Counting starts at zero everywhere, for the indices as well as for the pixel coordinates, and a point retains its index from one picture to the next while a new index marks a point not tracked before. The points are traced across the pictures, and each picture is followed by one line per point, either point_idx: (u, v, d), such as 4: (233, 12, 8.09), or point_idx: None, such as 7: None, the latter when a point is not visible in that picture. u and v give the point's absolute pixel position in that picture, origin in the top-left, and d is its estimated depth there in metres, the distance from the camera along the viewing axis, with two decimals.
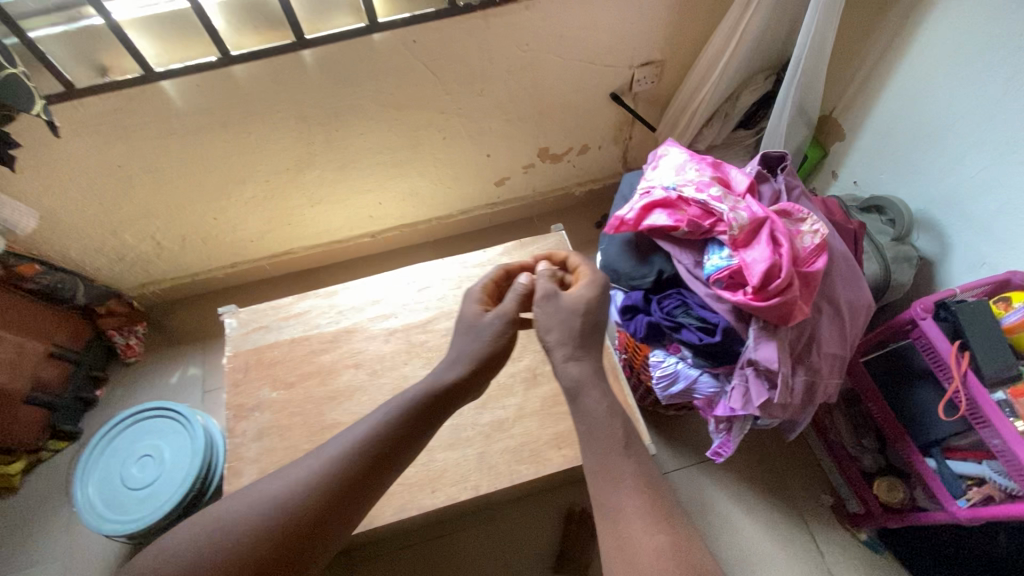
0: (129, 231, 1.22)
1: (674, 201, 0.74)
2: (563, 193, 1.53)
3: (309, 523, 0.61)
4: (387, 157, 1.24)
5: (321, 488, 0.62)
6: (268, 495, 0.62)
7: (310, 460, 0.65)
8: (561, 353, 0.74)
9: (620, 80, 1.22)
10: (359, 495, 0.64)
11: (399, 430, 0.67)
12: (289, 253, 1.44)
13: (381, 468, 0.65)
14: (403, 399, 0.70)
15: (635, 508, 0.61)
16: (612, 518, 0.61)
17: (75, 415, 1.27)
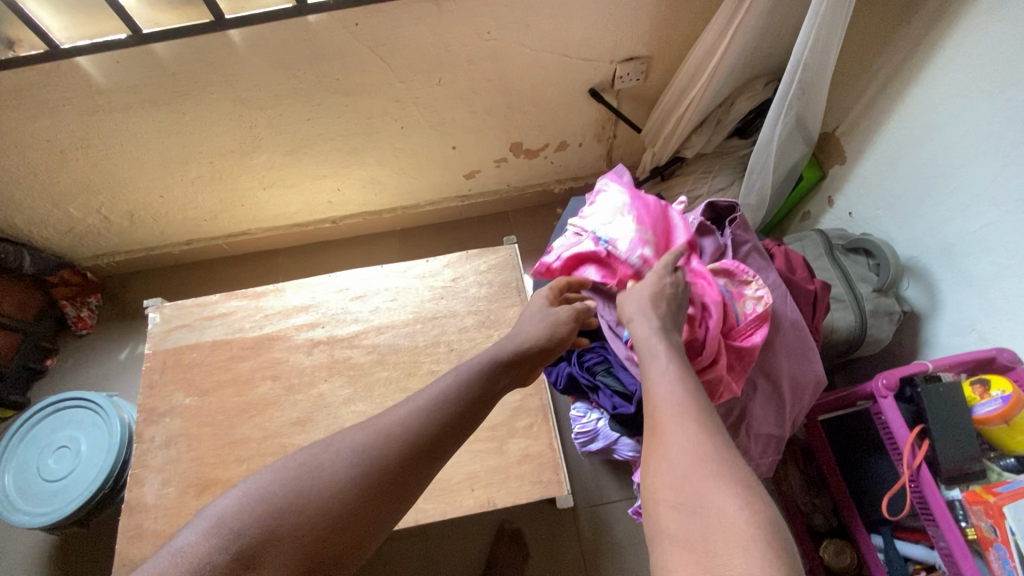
0: (72, 204, 1.17)
1: (604, 257, 0.70)
2: (540, 189, 1.42)
3: (350, 522, 0.49)
4: (340, 144, 1.14)
5: (359, 481, 0.50)
6: (293, 482, 0.50)
7: (347, 441, 0.53)
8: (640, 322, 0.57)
9: (601, 75, 1.09)
10: (405, 488, 0.52)
11: (451, 413, 0.56)
12: (246, 234, 1.38)
13: (429, 459, 0.54)
14: (451, 378, 0.58)
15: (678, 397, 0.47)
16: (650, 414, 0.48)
17: (22, 385, 1.28)
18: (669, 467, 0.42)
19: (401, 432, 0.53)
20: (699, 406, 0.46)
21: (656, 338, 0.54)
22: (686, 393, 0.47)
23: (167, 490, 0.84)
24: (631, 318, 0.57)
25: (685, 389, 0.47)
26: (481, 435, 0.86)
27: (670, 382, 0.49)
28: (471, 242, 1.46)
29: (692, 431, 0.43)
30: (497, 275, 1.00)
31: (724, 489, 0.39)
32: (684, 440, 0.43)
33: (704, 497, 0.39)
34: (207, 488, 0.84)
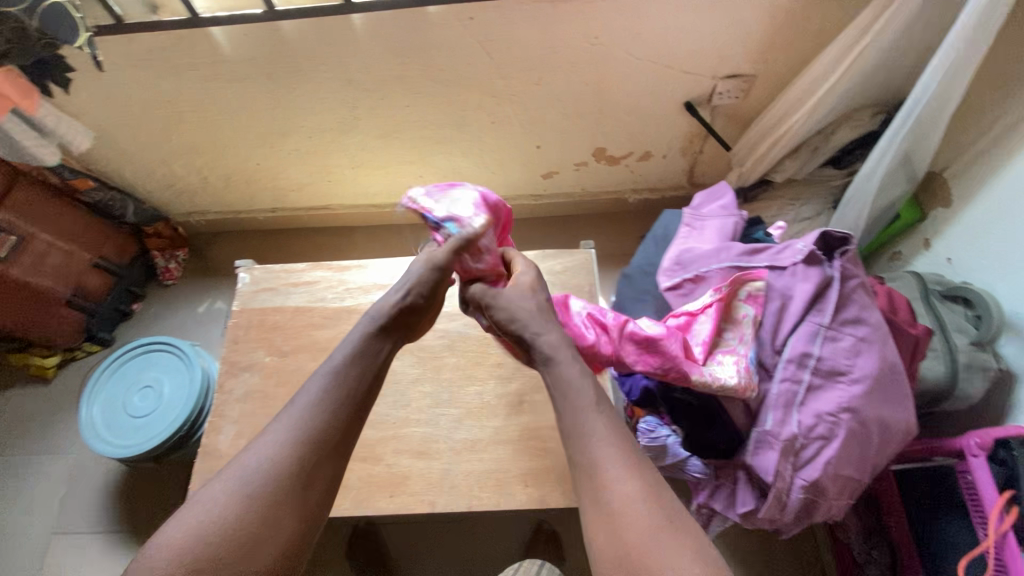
0: (177, 162, 1.25)
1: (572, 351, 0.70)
2: (614, 197, 1.41)
3: (271, 533, 0.56)
4: (430, 132, 1.18)
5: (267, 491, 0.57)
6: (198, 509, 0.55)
7: (235, 470, 0.58)
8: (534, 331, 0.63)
9: (700, 89, 1.08)
10: (300, 504, 0.58)
11: (322, 427, 0.61)
12: (327, 209, 1.44)
13: (331, 446, 0.61)
14: (319, 381, 0.64)
15: (618, 465, 0.53)
16: (594, 485, 0.53)
17: (111, 324, 1.38)
18: (632, 541, 0.50)
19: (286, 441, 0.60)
20: (634, 460, 0.54)
21: (580, 377, 0.59)
22: (624, 454, 0.54)
23: (241, 441, 0.89)
24: (537, 337, 0.62)
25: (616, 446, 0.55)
26: (540, 434, 0.87)
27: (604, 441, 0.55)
28: (539, 241, 1.47)
29: (641, 502, 0.51)
30: (571, 278, 0.99)
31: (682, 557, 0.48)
32: (636, 510, 0.51)
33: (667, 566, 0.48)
34: None
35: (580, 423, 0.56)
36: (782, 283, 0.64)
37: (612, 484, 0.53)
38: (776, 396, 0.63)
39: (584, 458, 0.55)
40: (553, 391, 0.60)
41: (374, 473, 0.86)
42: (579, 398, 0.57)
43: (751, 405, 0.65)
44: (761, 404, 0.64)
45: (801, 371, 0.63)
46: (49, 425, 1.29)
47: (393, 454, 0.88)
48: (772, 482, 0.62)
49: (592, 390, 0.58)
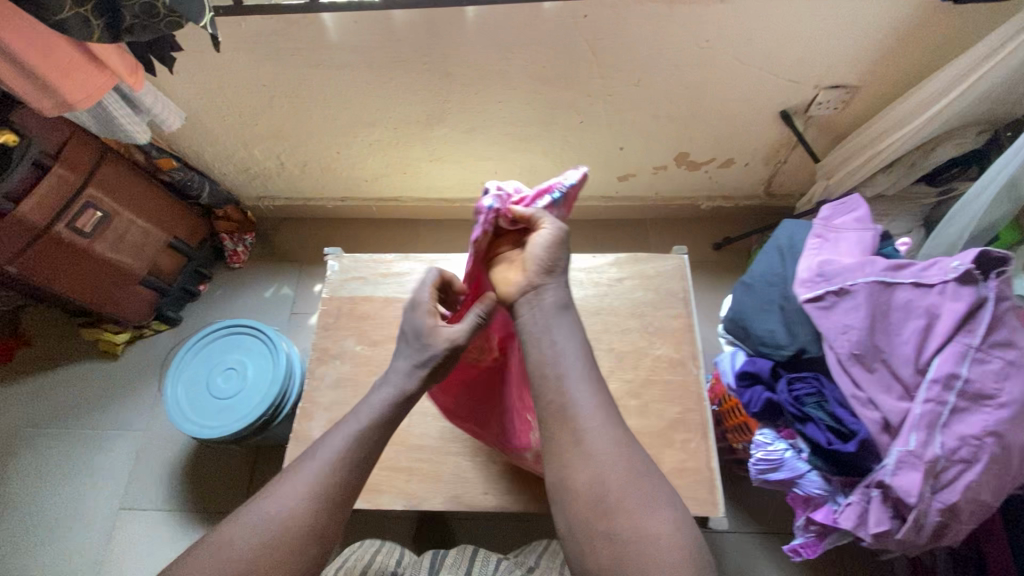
0: (258, 146, 1.25)
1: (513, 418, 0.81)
2: (686, 203, 1.40)
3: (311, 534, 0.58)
4: (516, 130, 1.17)
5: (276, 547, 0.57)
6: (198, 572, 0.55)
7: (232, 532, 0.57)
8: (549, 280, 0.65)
9: (800, 99, 1.06)
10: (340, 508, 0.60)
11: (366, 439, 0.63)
12: (396, 201, 1.44)
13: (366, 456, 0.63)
14: (357, 418, 0.64)
15: (603, 433, 0.58)
16: (581, 448, 0.57)
17: (179, 304, 1.39)
18: (607, 496, 0.55)
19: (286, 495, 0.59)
20: (613, 421, 0.59)
21: (577, 344, 0.63)
22: (608, 422, 0.59)
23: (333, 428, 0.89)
24: (553, 285, 0.65)
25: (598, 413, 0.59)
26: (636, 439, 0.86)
27: (587, 400, 0.59)
28: (605, 244, 1.47)
29: (624, 471, 0.56)
30: (664, 283, 0.98)
31: (663, 526, 0.54)
32: (619, 474, 0.56)
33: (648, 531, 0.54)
34: None
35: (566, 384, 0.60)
36: (930, 300, 0.63)
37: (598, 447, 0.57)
38: (919, 416, 0.60)
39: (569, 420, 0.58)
40: (547, 347, 0.62)
41: (468, 469, 0.86)
42: (570, 358, 0.61)
43: (891, 423, 0.63)
44: (902, 423, 0.62)
45: (948, 392, 0.60)
46: (117, 401, 1.30)
47: (487, 452, 0.87)
48: (914, 504, 0.60)
49: (581, 357, 0.62)
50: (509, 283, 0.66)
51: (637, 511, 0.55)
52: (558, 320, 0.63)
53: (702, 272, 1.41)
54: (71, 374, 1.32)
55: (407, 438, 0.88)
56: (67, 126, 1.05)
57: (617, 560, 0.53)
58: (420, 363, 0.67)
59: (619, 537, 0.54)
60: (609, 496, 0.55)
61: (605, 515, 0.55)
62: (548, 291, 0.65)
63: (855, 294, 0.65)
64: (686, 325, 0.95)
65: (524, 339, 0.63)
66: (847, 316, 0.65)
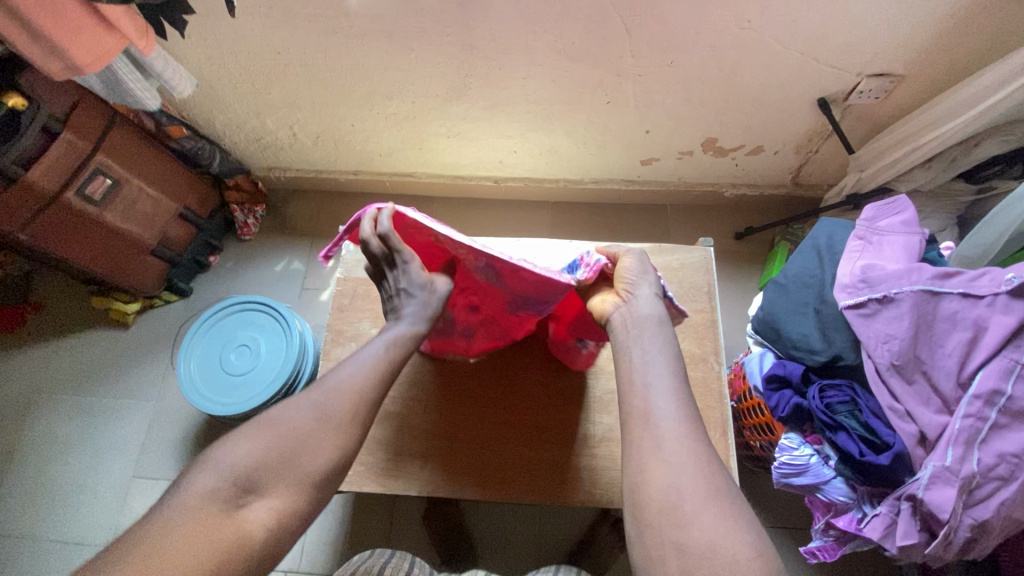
0: (271, 116, 1.20)
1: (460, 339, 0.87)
2: (709, 189, 1.36)
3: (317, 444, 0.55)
4: (538, 109, 1.12)
5: (289, 472, 0.54)
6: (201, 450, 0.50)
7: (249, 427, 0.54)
8: (647, 293, 0.68)
9: (840, 86, 1.00)
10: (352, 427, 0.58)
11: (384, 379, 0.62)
12: (411, 176, 1.40)
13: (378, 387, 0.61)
14: (372, 350, 0.63)
15: (682, 439, 0.56)
16: (658, 450, 0.55)
17: (189, 275, 1.37)
18: (684, 503, 0.52)
19: (315, 408, 0.57)
20: (695, 431, 0.57)
21: (661, 350, 0.63)
22: (690, 431, 0.56)
23: None
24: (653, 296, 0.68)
25: (679, 419, 0.57)
26: None
27: (672, 410, 0.58)
28: (624, 228, 1.44)
29: (703, 480, 0.53)
30: (690, 275, 0.95)
31: (739, 540, 0.50)
32: (697, 484, 0.53)
33: (722, 541, 0.50)
34: (386, 419, 0.87)
35: (648, 391, 0.59)
36: (976, 311, 0.61)
37: (677, 456, 0.55)
38: (958, 430, 0.59)
39: (649, 429, 0.57)
40: (637, 356, 0.63)
41: (485, 458, 0.85)
42: (656, 366, 0.61)
43: (928, 436, 0.62)
44: (938, 438, 0.61)
45: (989, 409, 0.58)
46: (127, 371, 1.29)
47: (503, 441, 0.86)
48: (946, 520, 0.59)
49: (666, 364, 0.62)
50: (605, 304, 0.69)
51: (710, 521, 0.51)
52: (651, 329, 0.64)
53: (722, 260, 1.38)
54: (80, 342, 1.31)
55: (423, 424, 0.87)
56: (75, 90, 1.00)
57: (688, 566, 0.49)
58: (428, 304, 0.67)
59: (692, 545, 0.50)
60: (682, 506, 0.52)
61: (677, 523, 0.51)
62: (641, 301, 0.67)
63: (900, 302, 0.64)
64: (710, 320, 0.92)
65: (620, 345, 0.64)
66: (888, 325, 0.65)
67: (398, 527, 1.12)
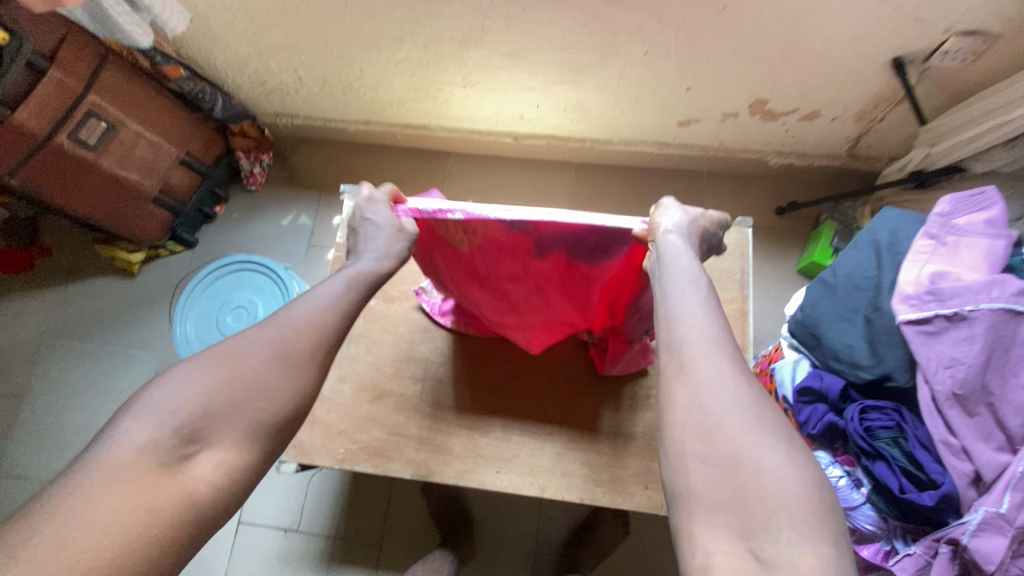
0: (273, 58, 1.10)
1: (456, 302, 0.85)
2: (752, 156, 1.22)
3: (261, 389, 0.49)
4: (565, 59, 0.99)
5: (233, 435, 0.47)
6: (127, 433, 0.45)
7: (207, 367, 0.48)
8: (675, 218, 0.56)
9: (923, 45, 0.85)
10: (296, 370, 0.51)
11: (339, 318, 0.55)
12: (425, 128, 1.30)
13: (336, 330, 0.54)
14: (332, 287, 0.56)
15: (710, 353, 0.48)
16: (682, 367, 0.48)
17: (194, 225, 1.33)
18: (707, 418, 0.45)
19: (268, 350, 0.50)
20: (727, 347, 0.49)
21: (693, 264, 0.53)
22: (720, 344, 0.49)
23: (342, 386, 0.83)
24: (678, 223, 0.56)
25: (709, 333, 0.49)
26: None
27: (705, 327, 0.49)
28: (653, 195, 1.33)
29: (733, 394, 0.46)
30: (721, 261, 0.85)
31: (769, 455, 0.43)
32: (724, 396, 0.46)
33: (747, 455, 0.43)
34: (382, 396, 0.83)
35: (672, 307, 0.51)
36: None
37: (705, 371, 0.47)
38: (1020, 475, 0.54)
39: (673, 345, 0.49)
40: (657, 273, 0.54)
41: (482, 444, 0.80)
42: (680, 277, 0.52)
43: (983, 477, 0.57)
44: (996, 479, 0.56)
45: None
46: (133, 321, 1.28)
47: (503, 428, 0.81)
48: (991, 571, 0.54)
49: (700, 283, 0.52)
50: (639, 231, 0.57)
51: (740, 432, 0.44)
52: (683, 253, 0.54)
53: (758, 236, 1.27)
54: (88, 288, 1.30)
55: (420, 404, 0.82)
56: (60, 24, 0.91)
57: (715, 484, 0.43)
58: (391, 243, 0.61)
59: (716, 459, 0.44)
60: (711, 424, 0.45)
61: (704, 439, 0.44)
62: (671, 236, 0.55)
63: (973, 322, 0.59)
64: (739, 312, 0.83)
65: (654, 271, 0.54)
66: (954, 347, 0.59)
67: (397, 498, 1.11)
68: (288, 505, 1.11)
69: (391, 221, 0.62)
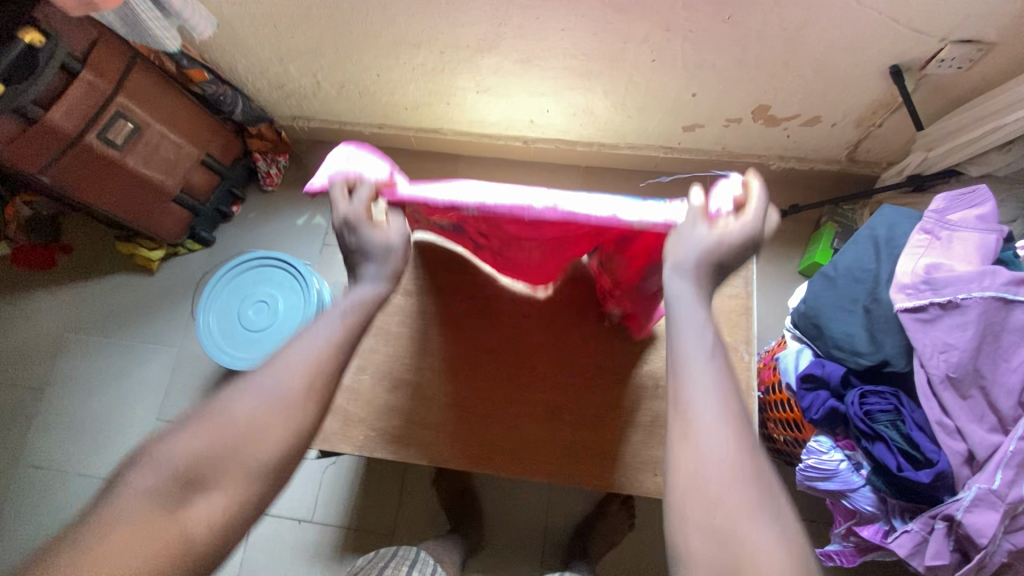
0: (294, 63, 1.14)
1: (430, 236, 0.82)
2: (755, 160, 1.26)
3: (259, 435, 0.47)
4: (575, 66, 1.03)
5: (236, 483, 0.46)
6: (132, 486, 0.44)
7: (204, 419, 0.47)
8: (693, 249, 0.53)
9: (919, 53, 0.89)
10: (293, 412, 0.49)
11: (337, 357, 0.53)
12: (438, 132, 1.34)
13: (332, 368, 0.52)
14: (329, 323, 0.54)
15: (717, 414, 0.45)
16: (688, 428, 0.45)
17: (212, 224, 1.37)
18: (710, 489, 0.43)
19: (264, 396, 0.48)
20: (734, 409, 0.46)
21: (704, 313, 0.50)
22: (726, 404, 0.46)
23: (362, 375, 0.87)
24: (700, 243, 0.53)
25: (718, 393, 0.46)
26: None
27: (710, 389, 0.46)
28: None
29: (738, 462, 0.44)
30: None
31: (765, 530, 0.42)
32: (728, 464, 0.44)
33: (745, 531, 0.42)
34: (400, 385, 0.86)
35: (683, 362, 0.48)
36: None
37: (711, 437, 0.44)
38: (1011, 454, 0.58)
39: (682, 404, 0.46)
40: (670, 321, 0.51)
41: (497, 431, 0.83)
42: (691, 327, 0.49)
43: (976, 456, 0.60)
44: (988, 458, 0.59)
45: None
46: (152, 317, 1.32)
47: (516, 416, 0.84)
48: (983, 545, 0.58)
49: (710, 334, 0.49)
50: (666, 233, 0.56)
51: (738, 506, 0.42)
52: (693, 294, 0.51)
53: None
54: (108, 284, 1.34)
55: (436, 393, 0.85)
56: (93, 27, 0.96)
57: (712, 557, 0.42)
58: (383, 265, 0.60)
59: (714, 531, 0.42)
60: (709, 500, 0.43)
61: (704, 509, 0.43)
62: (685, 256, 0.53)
63: (966, 310, 0.63)
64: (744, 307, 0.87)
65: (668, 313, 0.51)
66: (948, 333, 0.63)
67: (409, 489, 1.14)
68: (303, 495, 1.13)
69: (380, 246, 0.59)
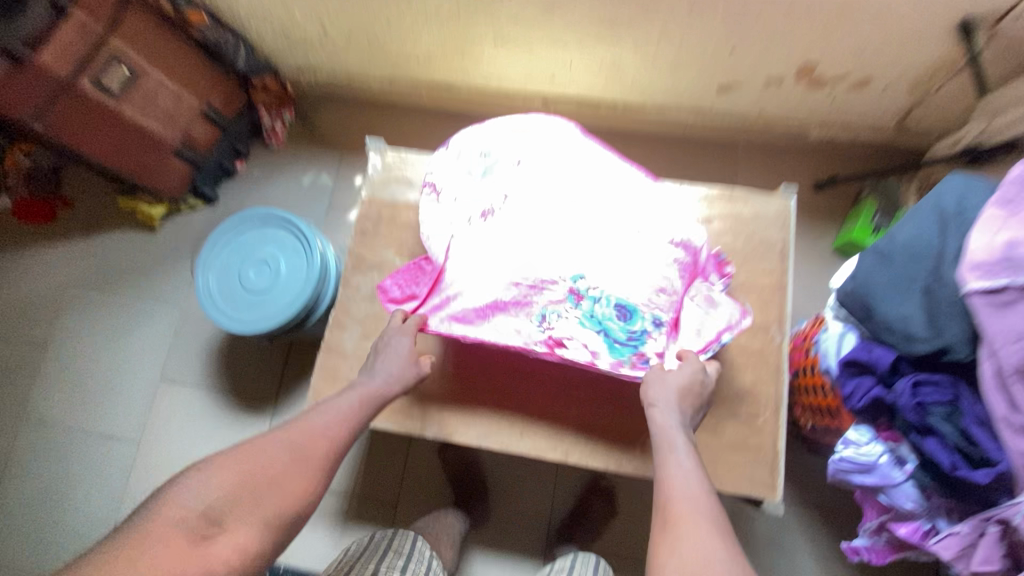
0: (299, 6, 1.06)
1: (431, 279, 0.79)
2: (791, 127, 1.17)
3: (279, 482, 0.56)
4: (603, 13, 0.94)
5: (250, 521, 0.53)
6: (160, 515, 0.51)
7: (227, 465, 0.55)
8: (665, 387, 0.67)
9: (996, 3, 0.79)
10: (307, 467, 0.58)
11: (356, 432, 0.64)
12: (451, 88, 1.26)
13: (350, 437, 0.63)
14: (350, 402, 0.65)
15: (692, 501, 0.55)
16: (667, 517, 0.55)
17: (215, 180, 1.31)
18: (691, 560, 0.50)
19: (290, 449, 0.58)
20: (706, 499, 0.55)
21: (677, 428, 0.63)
22: (698, 494, 0.56)
23: (366, 343, 0.83)
24: (666, 382, 0.67)
25: (692, 486, 0.57)
26: None
27: (684, 482, 0.57)
28: (683, 165, 1.28)
29: (711, 537, 0.52)
30: (759, 230, 0.82)
31: None
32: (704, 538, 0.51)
33: None
34: None
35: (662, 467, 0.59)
36: None
37: (689, 521, 0.53)
38: None
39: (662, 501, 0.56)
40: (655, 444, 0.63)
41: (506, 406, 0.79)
42: (669, 440, 0.62)
43: None
44: None
45: None
46: (154, 276, 1.28)
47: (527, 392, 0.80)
48: None
49: (686, 447, 0.61)
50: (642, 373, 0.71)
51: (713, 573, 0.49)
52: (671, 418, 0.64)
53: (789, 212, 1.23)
54: (109, 240, 1.30)
55: (444, 365, 0.81)
56: None
57: None
58: (404, 374, 0.71)
59: None
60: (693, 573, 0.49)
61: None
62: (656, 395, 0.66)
63: None
64: (777, 283, 0.80)
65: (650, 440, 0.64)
66: None
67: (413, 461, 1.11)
68: None
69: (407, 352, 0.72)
